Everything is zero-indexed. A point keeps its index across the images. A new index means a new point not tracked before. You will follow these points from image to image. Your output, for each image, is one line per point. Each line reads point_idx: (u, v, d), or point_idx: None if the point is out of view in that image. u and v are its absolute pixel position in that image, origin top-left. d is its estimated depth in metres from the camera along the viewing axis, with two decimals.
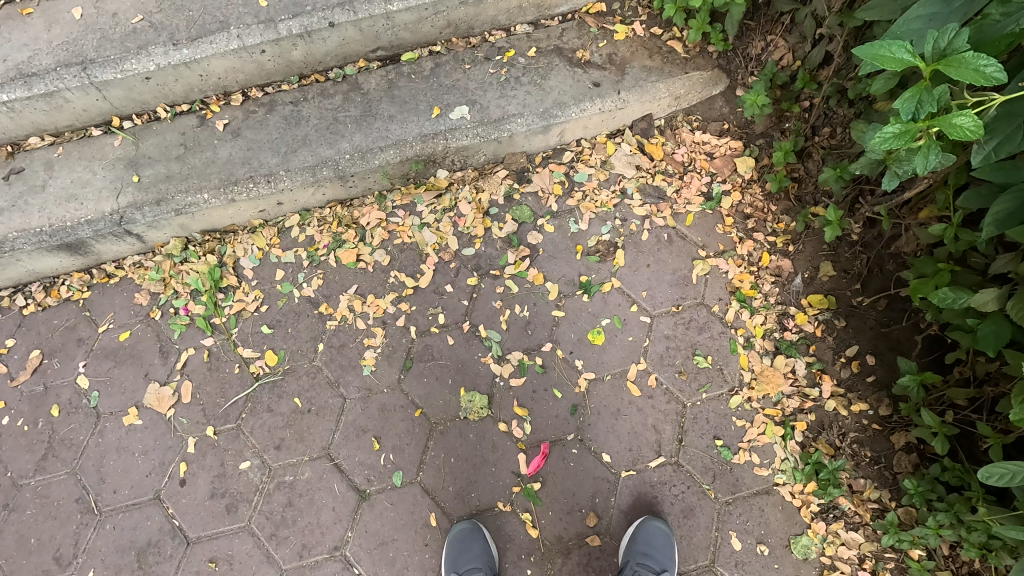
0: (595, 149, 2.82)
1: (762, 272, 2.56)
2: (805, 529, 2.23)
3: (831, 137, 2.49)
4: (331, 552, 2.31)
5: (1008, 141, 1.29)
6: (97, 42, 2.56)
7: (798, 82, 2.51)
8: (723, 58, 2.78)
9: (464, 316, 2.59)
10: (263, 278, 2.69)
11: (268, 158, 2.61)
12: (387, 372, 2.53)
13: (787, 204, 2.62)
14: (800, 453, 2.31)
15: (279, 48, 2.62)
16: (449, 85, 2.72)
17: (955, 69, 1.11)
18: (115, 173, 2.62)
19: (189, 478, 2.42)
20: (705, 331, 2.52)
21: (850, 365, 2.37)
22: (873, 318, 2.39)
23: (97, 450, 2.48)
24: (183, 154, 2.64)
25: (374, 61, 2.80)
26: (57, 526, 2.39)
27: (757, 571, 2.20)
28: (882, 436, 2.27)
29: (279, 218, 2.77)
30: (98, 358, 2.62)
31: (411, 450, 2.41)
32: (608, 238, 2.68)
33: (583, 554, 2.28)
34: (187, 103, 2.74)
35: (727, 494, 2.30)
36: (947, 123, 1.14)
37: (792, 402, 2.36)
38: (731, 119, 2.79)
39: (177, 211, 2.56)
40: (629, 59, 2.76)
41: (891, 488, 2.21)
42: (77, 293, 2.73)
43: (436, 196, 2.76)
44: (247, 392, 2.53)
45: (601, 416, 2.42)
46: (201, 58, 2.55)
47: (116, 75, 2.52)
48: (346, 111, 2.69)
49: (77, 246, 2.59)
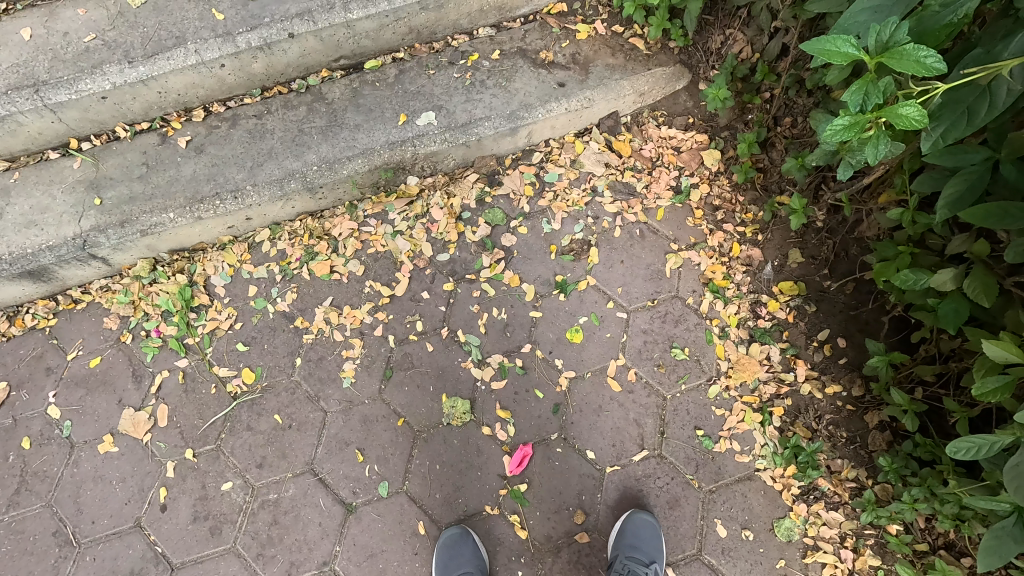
0: (564, 148, 2.83)
1: (733, 262, 2.60)
2: (788, 512, 2.27)
3: (792, 127, 2.56)
4: (320, 567, 2.29)
5: (953, 128, 1.34)
6: (48, 63, 2.49)
7: (757, 74, 2.57)
8: (684, 53, 2.82)
9: (442, 322, 2.59)
10: (236, 295, 2.66)
11: (234, 173, 2.58)
12: (368, 382, 2.51)
13: (754, 194, 2.67)
14: (779, 438, 2.35)
15: (239, 62, 2.58)
16: (415, 91, 2.71)
17: (897, 62, 1.16)
18: (76, 197, 2.55)
19: (170, 503, 2.38)
20: (682, 324, 2.55)
21: (822, 349, 2.42)
22: (842, 301, 2.45)
23: (72, 481, 2.42)
24: (146, 174, 2.59)
25: (337, 71, 2.78)
26: (35, 561, 2.33)
27: (743, 557, 2.24)
28: (857, 416, 2.33)
29: (248, 233, 2.74)
30: (69, 386, 2.56)
31: (396, 459, 2.40)
32: (581, 237, 2.70)
33: (573, 551, 2.29)
34: (147, 121, 2.69)
35: (711, 483, 2.33)
36: (894, 114, 1.18)
37: (769, 388, 2.41)
38: (696, 113, 2.83)
39: (143, 232, 2.51)
40: (592, 58, 2.78)
41: (867, 466, 2.27)
42: (42, 321, 2.65)
43: (407, 203, 2.75)
44: (225, 412, 2.49)
45: (583, 414, 2.44)
46: (159, 75, 2.50)
47: (70, 96, 2.46)
48: (311, 122, 2.66)
49: (40, 273, 2.52)
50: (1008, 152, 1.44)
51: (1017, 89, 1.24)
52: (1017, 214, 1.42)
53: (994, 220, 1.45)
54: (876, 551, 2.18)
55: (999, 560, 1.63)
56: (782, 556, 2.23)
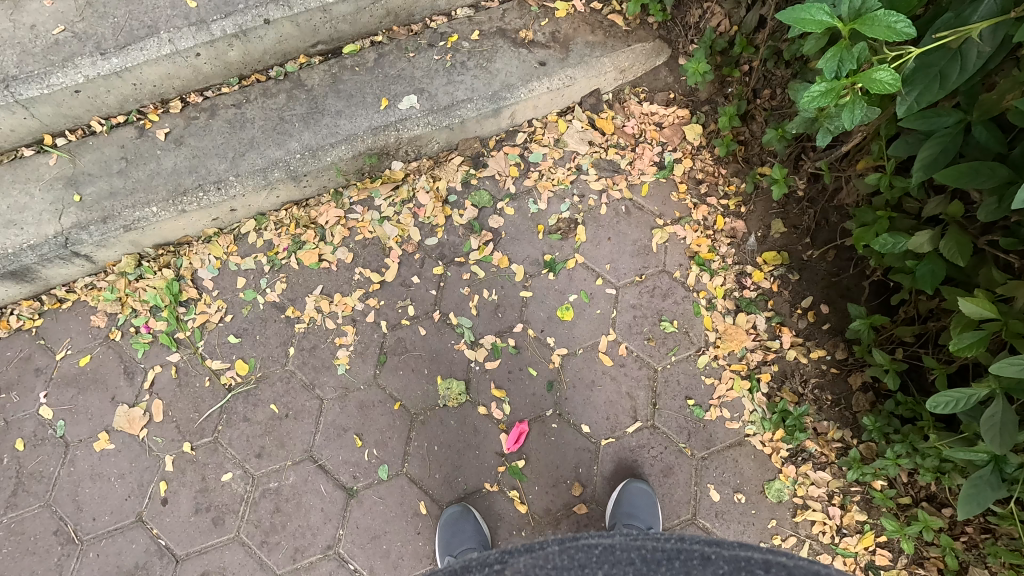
0: (547, 128, 2.84)
1: (718, 235, 2.64)
2: (777, 474, 2.35)
3: (771, 99, 2.58)
4: (325, 551, 2.32)
5: (926, 91, 1.40)
6: (16, 57, 2.42)
7: (736, 47, 2.60)
8: (664, 28, 2.83)
9: (434, 305, 2.60)
10: (224, 288, 2.64)
11: (217, 164, 2.55)
12: (363, 368, 2.53)
13: (736, 166, 2.71)
14: (767, 404, 2.42)
15: (214, 50, 2.54)
16: (395, 75, 2.69)
17: (869, 28, 1.21)
18: (54, 194, 2.51)
19: (171, 496, 2.39)
20: (669, 297, 2.59)
21: (806, 316, 2.49)
22: (824, 269, 2.51)
23: (71, 479, 2.42)
24: (125, 168, 2.55)
25: (316, 56, 2.75)
26: (37, 561, 2.34)
27: (736, 519, 2.32)
28: (841, 378, 2.41)
29: (233, 224, 2.72)
30: (60, 387, 2.54)
31: (395, 442, 2.43)
32: (568, 216, 2.72)
33: (572, 522, 2.35)
34: (123, 114, 2.64)
35: (703, 450, 2.40)
36: (868, 79, 1.25)
37: (756, 356, 2.47)
38: (676, 88, 2.85)
39: (126, 227, 2.49)
40: (572, 36, 2.78)
41: (852, 426, 2.35)
42: (28, 321, 2.62)
43: (393, 188, 2.74)
44: (221, 404, 2.50)
45: (577, 389, 2.48)
46: (133, 66, 2.46)
47: (42, 91, 2.41)
48: (291, 109, 2.63)
49: (23, 273, 2.49)
50: (979, 113, 1.49)
51: (986, 51, 1.31)
52: (988, 173, 1.48)
53: (967, 180, 1.51)
54: (862, 507, 2.28)
55: (977, 507, 1.71)
56: (773, 516, 2.32)
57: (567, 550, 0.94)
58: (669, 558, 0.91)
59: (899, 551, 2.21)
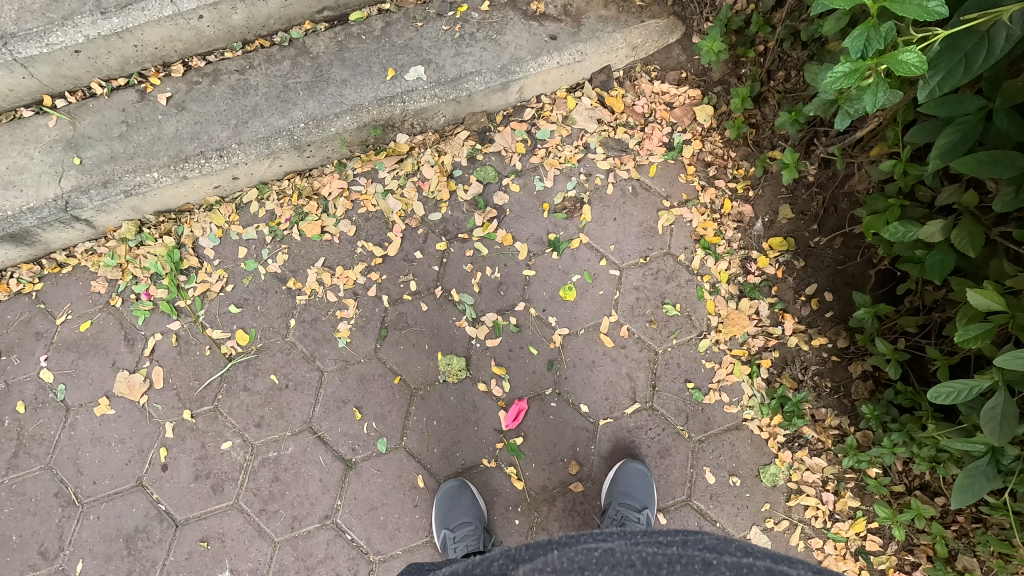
0: (556, 104, 2.79)
1: (724, 219, 2.62)
2: (773, 459, 2.37)
3: (785, 81, 2.54)
4: (323, 521, 2.35)
5: (950, 76, 1.37)
6: (14, 14, 2.36)
7: (752, 26, 2.53)
8: (678, 4, 2.77)
9: (435, 281, 2.59)
10: (225, 257, 2.62)
11: (218, 131, 2.51)
12: (363, 342, 2.52)
13: (746, 149, 2.67)
14: (766, 389, 2.43)
15: (217, 13, 2.48)
16: (403, 44, 2.63)
17: (900, 6, 1.17)
18: (54, 156, 2.48)
19: (171, 462, 2.41)
20: (673, 280, 2.58)
21: (810, 303, 2.47)
22: (831, 256, 2.49)
23: (72, 443, 2.44)
24: (126, 132, 2.51)
25: (321, 23, 2.68)
26: (38, 522, 2.37)
27: (731, 501, 2.35)
28: (842, 366, 2.41)
29: (235, 193, 2.68)
30: (60, 351, 2.54)
31: (394, 416, 2.44)
32: (574, 195, 2.69)
33: (568, 500, 2.38)
34: (124, 77, 2.59)
35: (700, 433, 2.42)
36: (894, 60, 1.21)
37: (757, 341, 2.47)
38: (689, 68, 2.80)
39: (126, 193, 2.46)
40: (585, 10, 2.71)
41: (850, 414, 2.36)
42: (28, 285, 2.61)
43: (398, 161, 2.70)
44: (221, 373, 2.50)
45: (577, 369, 2.48)
46: (134, 27, 2.40)
47: (41, 50, 2.36)
48: (295, 77, 2.58)
49: (23, 236, 2.47)
50: (1003, 100, 1.46)
51: (1016, 35, 1.27)
52: (1007, 162, 1.45)
53: (985, 169, 1.48)
54: (856, 493, 2.30)
55: (971, 497, 1.72)
56: (768, 499, 2.35)
57: (567, 555, 1.21)
58: (670, 562, 1.18)
59: (890, 538, 2.25)
